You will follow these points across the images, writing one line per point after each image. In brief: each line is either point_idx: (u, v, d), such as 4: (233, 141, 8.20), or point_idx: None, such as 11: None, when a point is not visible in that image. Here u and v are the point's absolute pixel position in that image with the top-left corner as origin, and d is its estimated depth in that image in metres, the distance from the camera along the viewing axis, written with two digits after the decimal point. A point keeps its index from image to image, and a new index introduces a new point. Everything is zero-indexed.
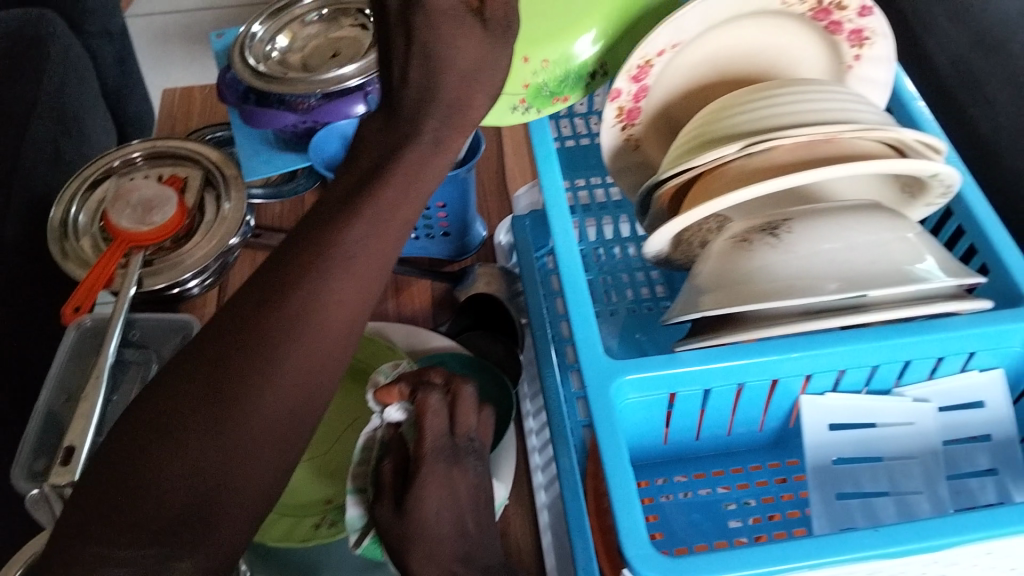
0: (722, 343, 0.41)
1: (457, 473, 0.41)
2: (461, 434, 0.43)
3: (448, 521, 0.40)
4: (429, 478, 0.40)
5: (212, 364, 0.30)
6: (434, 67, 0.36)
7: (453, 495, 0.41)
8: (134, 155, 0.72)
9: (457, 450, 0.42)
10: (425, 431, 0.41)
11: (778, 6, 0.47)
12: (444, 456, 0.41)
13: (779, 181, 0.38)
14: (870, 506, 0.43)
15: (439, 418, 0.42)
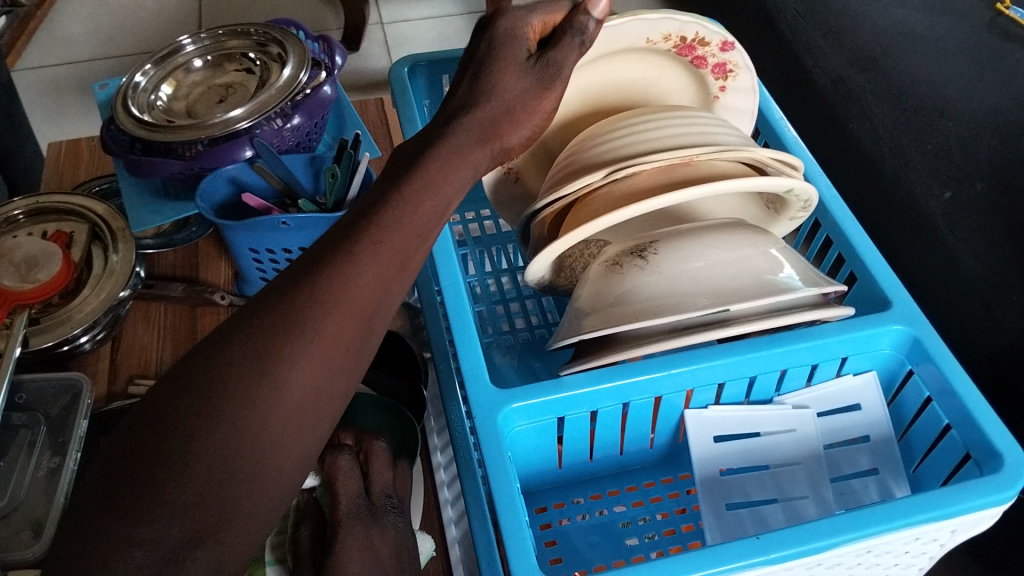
0: (602, 364, 0.42)
1: (377, 531, 0.42)
2: (378, 490, 0.45)
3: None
4: (350, 539, 0.41)
5: (237, 347, 0.30)
6: (488, 91, 0.41)
7: (373, 552, 0.41)
8: (15, 213, 0.70)
9: (378, 503, 0.44)
10: (340, 494, 0.43)
11: (643, 44, 0.50)
12: (363, 513, 0.42)
13: (642, 203, 0.39)
14: (759, 514, 0.44)
15: (352, 479, 0.44)
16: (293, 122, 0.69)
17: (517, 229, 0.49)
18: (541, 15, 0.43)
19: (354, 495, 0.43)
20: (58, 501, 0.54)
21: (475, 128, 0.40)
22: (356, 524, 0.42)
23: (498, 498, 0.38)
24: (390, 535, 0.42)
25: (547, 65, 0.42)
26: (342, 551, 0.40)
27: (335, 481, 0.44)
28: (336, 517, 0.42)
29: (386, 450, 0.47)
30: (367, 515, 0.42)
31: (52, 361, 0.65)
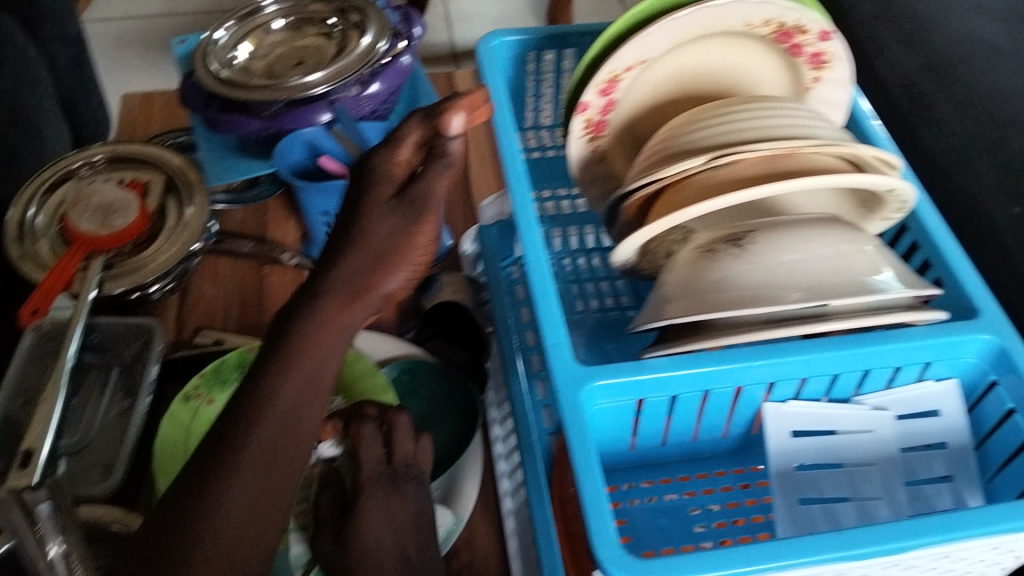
0: (686, 350, 0.42)
1: (396, 503, 0.43)
2: (398, 460, 0.45)
3: (390, 547, 0.42)
4: (369, 509, 0.43)
5: (183, 495, 0.31)
6: (348, 244, 0.36)
7: (394, 522, 0.43)
8: (96, 158, 0.71)
9: (393, 475, 0.45)
10: (362, 461, 0.44)
11: (741, 28, 0.46)
12: (382, 481, 0.44)
13: (740, 194, 0.39)
14: (832, 511, 0.44)
15: (373, 447, 0.45)
16: (370, 89, 0.69)
17: (603, 212, 0.49)
18: (407, 147, 0.39)
19: (375, 461, 0.45)
20: (128, 438, 0.57)
21: (340, 285, 0.35)
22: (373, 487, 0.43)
23: (580, 474, 0.38)
24: (407, 509, 0.44)
25: (414, 201, 0.37)
26: (362, 516, 0.42)
27: (357, 447, 0.45)
28: (357, 482, 0.44)
29: (409, 423, 0.47)
30: (386, 485, 0.44)
31: (123, 306, 0.67)
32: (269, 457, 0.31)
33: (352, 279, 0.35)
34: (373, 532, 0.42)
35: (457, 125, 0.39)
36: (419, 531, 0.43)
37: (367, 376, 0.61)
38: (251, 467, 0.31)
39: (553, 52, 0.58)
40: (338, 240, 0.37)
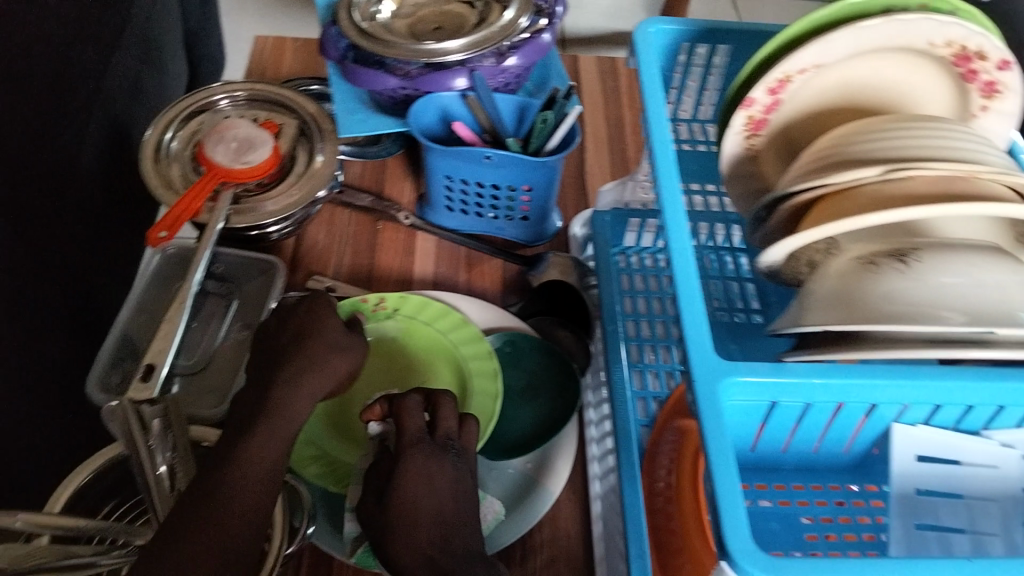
0: (821, 360, 0.42)
1: (436, 468, 0.49)
2: (439, 432, 0.52)
3: (427, 505, 0.48)
4: (409, 468, 0.49)
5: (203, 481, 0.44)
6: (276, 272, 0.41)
7: (431, 484, 0.49)
8: (237, 94, 0.74)
9: (437, 443, 0.51)
10: (405, 428, 0.51)
11: (922, 46, 0.46)
12: (423, 446, 0.50)
13: (912, 209, 0.39)
14: (946, 539, 0.43)
15: (415, 418, 0.52)
16: (506, 62, 0.70)
17: (752, 214, 0.50)
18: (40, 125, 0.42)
19: (417, 432, 0.51)
20: (237, 373, 0.59)
21: None
22: (420, 449, 0.50)
23: (713, 463, 0.38)
24: (447, 474, 0.50)
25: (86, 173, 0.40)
26: (404, 474, 0.49)
27: (400, 422, 0.52)
28: (400, 448, 0.50)
29: (453, 405, 0.54)
30: (429, 449, 0.50)
31: (243, 239, 0.70)
32: (264, 459, 0.47)
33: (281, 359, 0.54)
34: (415, 492, 0.48)
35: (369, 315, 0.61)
36: (460, 491, 0.50)
37: (472, 342, 0.62)
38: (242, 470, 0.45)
39: (705, 47, 0.57)
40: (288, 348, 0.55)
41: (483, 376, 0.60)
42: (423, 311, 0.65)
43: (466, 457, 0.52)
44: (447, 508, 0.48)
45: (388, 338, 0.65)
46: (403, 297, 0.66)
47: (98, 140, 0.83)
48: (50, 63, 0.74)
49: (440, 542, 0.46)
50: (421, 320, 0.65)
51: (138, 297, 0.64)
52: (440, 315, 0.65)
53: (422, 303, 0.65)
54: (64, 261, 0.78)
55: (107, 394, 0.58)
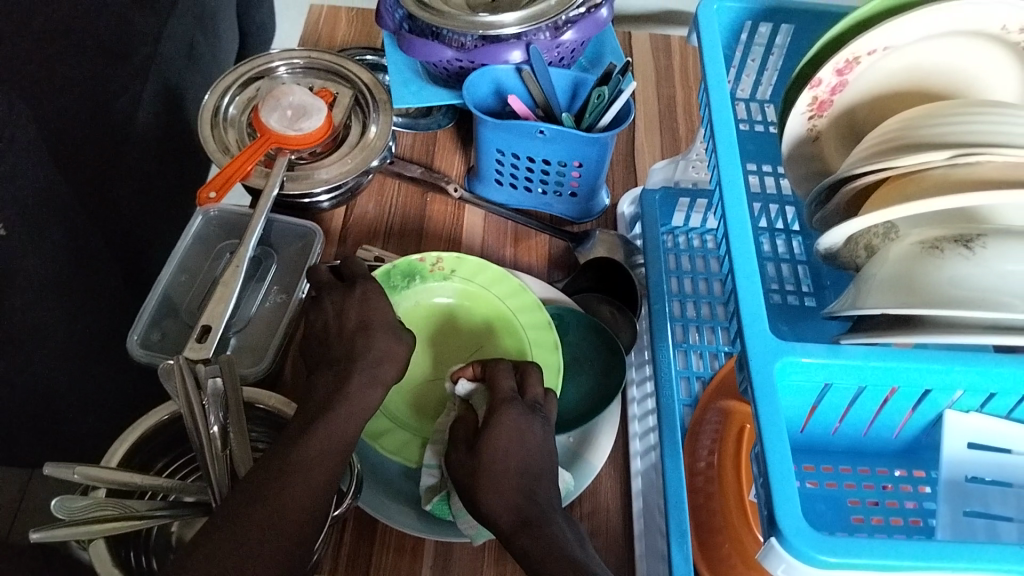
0: (874, 342, 0.42)
1: (527, 425, 0.50)
2: (530, 394, 0.53)
3: (515, 460, 0.48)
4: (503, 421, 0.50)
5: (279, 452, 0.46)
6: None
7: (522, 441, 0.49)
8: (294, 62, 0.75)
9: (526, 403, 0.52)
10: (498, 388, 0.52)
11: (995, 31, 0.47)
12: (517, 405, 0.51)
13: (983, 194, 0.39)
14: (995, 527, 0.43)
15: (508, 380, 0.53)
16: (561, 37, 0.70)
17: (811, 195, 0.50)
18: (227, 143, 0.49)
19: (507, 395, 0.52)
20: (278, 334, 0.60)
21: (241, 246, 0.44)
22: (516, 407, 0.51)
23: (765, 438, 0.38)
24: (536, 435, 0.50)
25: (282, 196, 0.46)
26: (498, 428, 0.49)
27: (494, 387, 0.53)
28: (494, 404, 0.51)
29: (539, 374, 0.55)
30: (522, 407, 0.51)
31: (294, 207, 0.71)
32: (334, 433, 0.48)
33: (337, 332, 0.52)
34: (506, 446, 0.49)
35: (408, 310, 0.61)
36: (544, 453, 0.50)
37: (530, 309, 0.63)
38: (314, 441, 0.47)
39: (767, 26, 0.57)
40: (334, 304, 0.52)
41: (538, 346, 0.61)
42: (476, 273, 0.65)
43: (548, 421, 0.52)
44: (535, 461, 0.49)
45: (440, 300, 0.65)
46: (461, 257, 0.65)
47: (157, 102, 0.85)
48: (115, 23, 0.75)
49: (513, 496, 0.47)
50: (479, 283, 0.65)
51: (181, 257, 0.64)
52: (494, 276, 0.65)
53: (479, 267, 0.65)
54: (115, 218, 0.80)
55: (148, 351, 0.58)
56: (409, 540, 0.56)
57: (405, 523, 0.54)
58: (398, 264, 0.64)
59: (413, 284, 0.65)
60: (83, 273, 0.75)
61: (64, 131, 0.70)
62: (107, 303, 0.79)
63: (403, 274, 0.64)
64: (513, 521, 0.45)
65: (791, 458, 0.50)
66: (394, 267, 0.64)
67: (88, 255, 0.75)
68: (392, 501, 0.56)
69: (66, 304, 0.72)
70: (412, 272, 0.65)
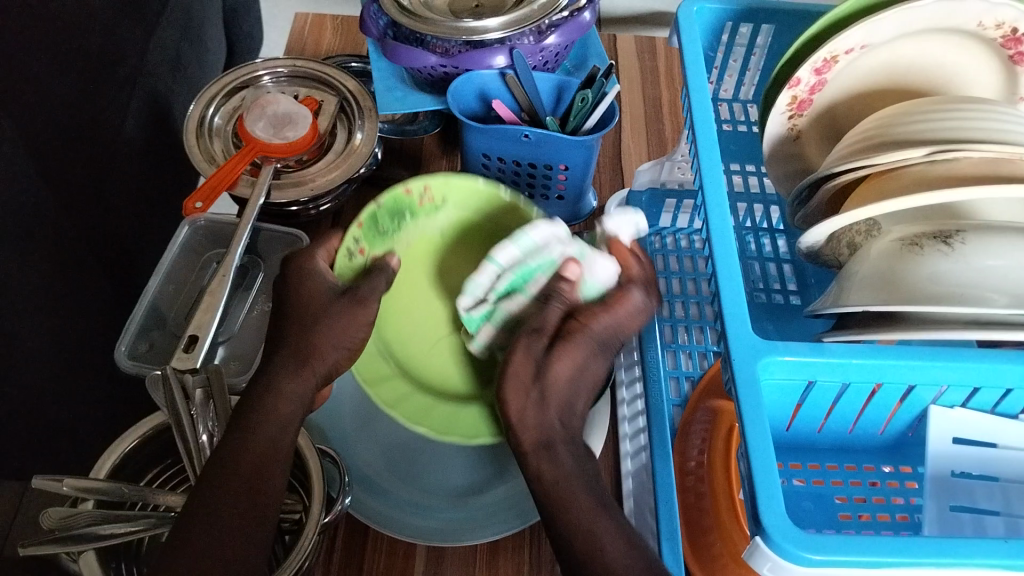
0: (857, 339, 0.43)
1: (588, 361, 0.46)
2: (614, 328, 0.48)
3: (564, 390, 0.45)
4: (568, 345, 0.46)
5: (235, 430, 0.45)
6: None
7: (580, 371, 0.46)
8: (278, 71, 0.75)
9: (598, 337, 0.47)
10: (595, 313, 0.47)
11: (972, 27, 0.48)
12: (591, 339, 0.47)
13: (960, 190, 0.39)
14: (981, 522, 0.43)
15: (608, 315, 0.47)
16: (544, 42, 0.70)
17: (793, 194, 0.51)
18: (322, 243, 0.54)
19: (556, 319, 0.47)
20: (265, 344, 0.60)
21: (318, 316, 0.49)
22: (568, 302, 0.48)
23: (748, 440, 0.38)
24: (575, 358, 0.46)
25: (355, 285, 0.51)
26: (560, 351, 0.45)
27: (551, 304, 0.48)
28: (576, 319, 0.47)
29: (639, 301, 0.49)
30: (587, 340, 0.46)
31: (283, 215, 0.70)
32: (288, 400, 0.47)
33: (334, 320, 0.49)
34: (558, 373, 0.45)
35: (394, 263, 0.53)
36: (578, 381, 0.46)
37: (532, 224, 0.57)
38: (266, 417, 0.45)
39: (748, 26, 0.57)
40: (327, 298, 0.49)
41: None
42: (467, 198, 0.58)
43: (602, 351, 0.47)
44: (579, 400, 0.46)
45: (435, 231, 0.60)
46: (448, 178, 0.57)
47: (143, 113, 0.85)
48: (98, 35, 0.75)
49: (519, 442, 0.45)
50: (472, 208, 0.59)
51: (168, 268, 0.64)
52: (486, 198, 0.58)
53: (465, 187, 0.58)
54: (103, 230, 0.80)
55: (135, 362, 0.58)
56: (400, 546, 0.56)
57: (400, 529, 0.53)
58: (382, 203, 0.56)
59: (401, 223, 0.58)
60: (70, 286, 0.74)
61: (49, 144, 0.70)
62: (95, 314, 0.79)
63: (390, 215, 0.56)
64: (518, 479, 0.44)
65: (777, 455, 0.50)
66: (378, 207, 0.55)
67: (75, 268, 0.75)
68: (385, 508, 0.54)
69: (54, 316, 0.72)
70: (400, 209, 0.57)
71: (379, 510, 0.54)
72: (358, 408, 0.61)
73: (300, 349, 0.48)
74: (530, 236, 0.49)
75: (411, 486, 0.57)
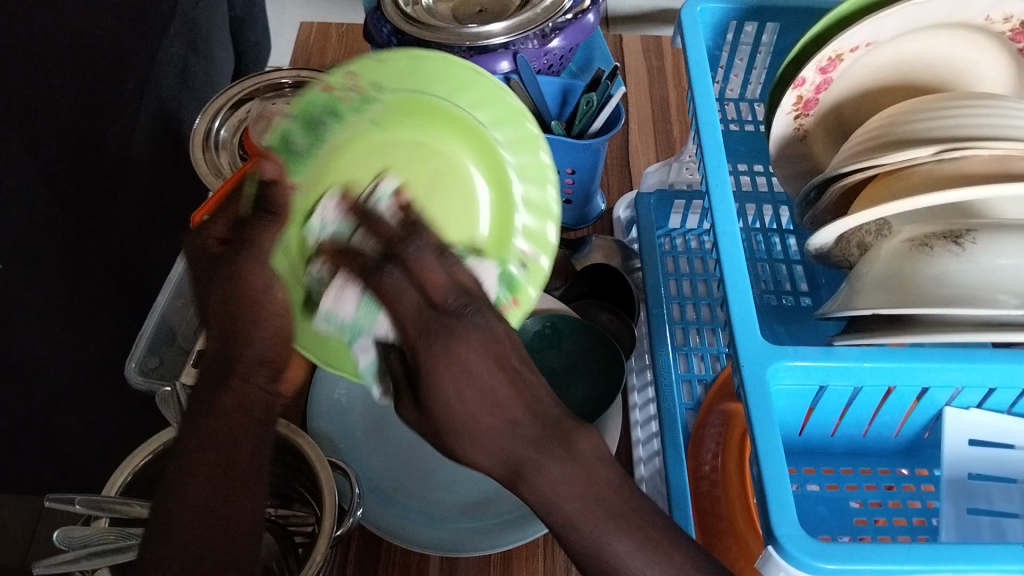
0: (870, 343, 0.42)
1: (465, 345, 0.34)
2: (442, 297, 0.36)
3: (478, 402, 0.34)
4: (434, 363, 0.34)
5: (182, 459, 0.38)
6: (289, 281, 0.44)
7: (472, 372, 0.34)
8: (282, 82, 0.75)
9: (448, 313, 0.36)
10: (402, 316, 0.36)
11: (980, 21, 0.48)
12: (433, 328, 0.35)
13: (970, 189, 0.39)
14: (999, 524, 0.43)
15: (406, 294, 0.37)
16: (548, 45, 0.70)
17: (800, 194, 0.50)
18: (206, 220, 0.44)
19: (415, 309, 0.36)
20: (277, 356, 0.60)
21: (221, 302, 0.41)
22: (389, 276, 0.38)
23: (760, 451, 0.37)
24: (478, 350, 0.35)
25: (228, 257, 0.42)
26: (435, 371, 0.34)
27: (391, 309, 0.37)
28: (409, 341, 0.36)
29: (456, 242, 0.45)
30: (441, 325, 0.35)
31: None
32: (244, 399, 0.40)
33: (246, 311, 0.42)
34: (452, 391, 0.34)
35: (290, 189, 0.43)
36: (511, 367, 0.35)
37: (494, 112, 0.50)
38: (209, 430, 0.38)
39: (753, 25, 0.57)
40: (221, 289, 0.42)
41: (518, 147, 0.50)
42: (404, 74, 0.49)
43: (489, 307, 0.37)
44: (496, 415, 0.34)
45: (369, 123, 0.49)
46: (393, 72, 0.49)
47: (151, 127, 0.85)
48: (102, 50, 0.75)
49: (511, 427, 0.34)
50: (421, 90, 0.49)
51: (177, 281, 0.64)
52: (431, 71, 0.49)
53: (401, 60, 0.48)
54: (113, 243, 0.80)
55: (145, 377, 0.57)
56: (414, 557, 0.56)
57: (412, 540, 0.52)
58: (296, 110, 0.48)
59: (322, 132, 0.49)
60: (80, 302, 0.75)
61: (55, 162, 0.70)
62: (107, 327, 0.80)
63: (305, 125, 0.48)
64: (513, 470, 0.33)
65: (789, 460, 0.49)
66: (289, 122, 0.48)
67: (84, 283, 0.75)
68: (397, 519, 0.54)
69: (66, 331, 0.72)
70: (319, 109, 0.48)
71: (391, 521, 0.54)
72: (367, 415, 0.61)
73: (222, 359, 0.41)
74: (326, 308, 0.46)
75: (422, 498, 0.56)
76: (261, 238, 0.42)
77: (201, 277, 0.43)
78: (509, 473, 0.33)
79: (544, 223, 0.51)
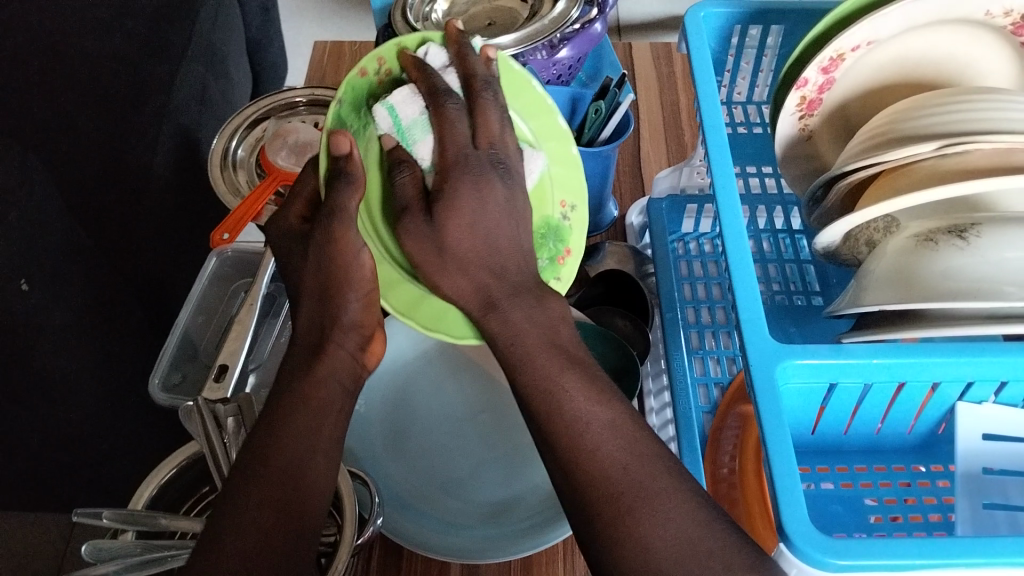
0: (881, 338, 0.43)
1: (486, 188, 0.46)
2: (481, 142, 0.46)
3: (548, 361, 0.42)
4: (460, 194, 0.45)
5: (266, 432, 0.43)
6: None
7: (482, 203, 0.45)
8: (297, 100, 0.76)
9: (485, 158, 0.46)
10: (449, 144, 0.46)
11: (980, 16, 0.48)
12: (471, 166, 0.46)
13: (971, 182, 0.39)
14: (1016, 518, 0.42)
15: (458, 127, 0.46)
16: (556, 55, 0.70)
17: (807, 194, 0.51)
18: (299, 203, 0.51)
19: (461, 142, 0.46)
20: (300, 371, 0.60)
21: (318, 270, 0.47)
22: (450, 107, 0.46)
23: (769, 447, 0.37)
24: (498, 195, 0.46)
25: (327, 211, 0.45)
26: (454, 201, 0.45)
27: (443, 136, 0.46)
28: (445, 168, 0.46)
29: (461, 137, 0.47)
30: (473, 168, 0.46)
31: None
32: (316, 393, 0.45)
33: (341, 277, 0.47)
34: (463, 221, 0.45)
35: (345, 146, 0.44)
36: (514, 213, 0.47)
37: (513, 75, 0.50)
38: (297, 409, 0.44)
39: (757, 28, 0.57)
40: (318, 252, 0.47)
41: (534, 113, 0.52)
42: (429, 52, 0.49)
43: (514, 170, 0.47)
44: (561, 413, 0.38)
45: None
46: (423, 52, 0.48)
47: (172, 148, 0.87)
48: (120, 76, 0.77)
49: (496, 275, 0.45)
50: None
51: (198, 299, 0.65)
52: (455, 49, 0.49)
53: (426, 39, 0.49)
54: (137, 263, 0.82)
55: (168, 394, 0.59)
56: (434, 564, 0.57)
57: (431, 547, 0.53)
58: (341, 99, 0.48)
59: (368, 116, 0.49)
60: (102, 325, 0.76)
61: (74, 185, 0.72)
62: (131, 344, 0.82)
63: (352, 108, 0.49)
64: (488, 302, 0.44)
65: (803, 459, 0.50)
66: (340, 106, 0.48)
67: (108, 302, 0.77)
68: (417, 527, 0.54)
69: (91, 348, 0.74)
70: (361, 99, 0.49)
71: (411, 528, 0.54)
72: (385, 425, 0.61)
73: (318, 324, 0.48)
74: (393, 103, 0.46)
75: (441, 506, 0.57)
76: (347, 204, 0.45)
77: (297, 250, 0.49)
78: (482, 306, 0.45)
79: (576, 176, 0.54)
